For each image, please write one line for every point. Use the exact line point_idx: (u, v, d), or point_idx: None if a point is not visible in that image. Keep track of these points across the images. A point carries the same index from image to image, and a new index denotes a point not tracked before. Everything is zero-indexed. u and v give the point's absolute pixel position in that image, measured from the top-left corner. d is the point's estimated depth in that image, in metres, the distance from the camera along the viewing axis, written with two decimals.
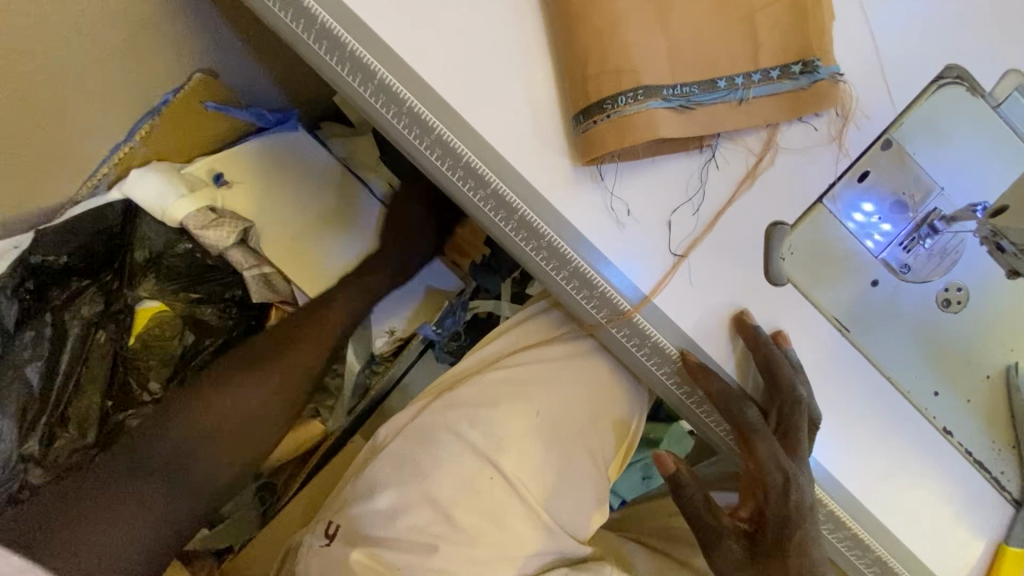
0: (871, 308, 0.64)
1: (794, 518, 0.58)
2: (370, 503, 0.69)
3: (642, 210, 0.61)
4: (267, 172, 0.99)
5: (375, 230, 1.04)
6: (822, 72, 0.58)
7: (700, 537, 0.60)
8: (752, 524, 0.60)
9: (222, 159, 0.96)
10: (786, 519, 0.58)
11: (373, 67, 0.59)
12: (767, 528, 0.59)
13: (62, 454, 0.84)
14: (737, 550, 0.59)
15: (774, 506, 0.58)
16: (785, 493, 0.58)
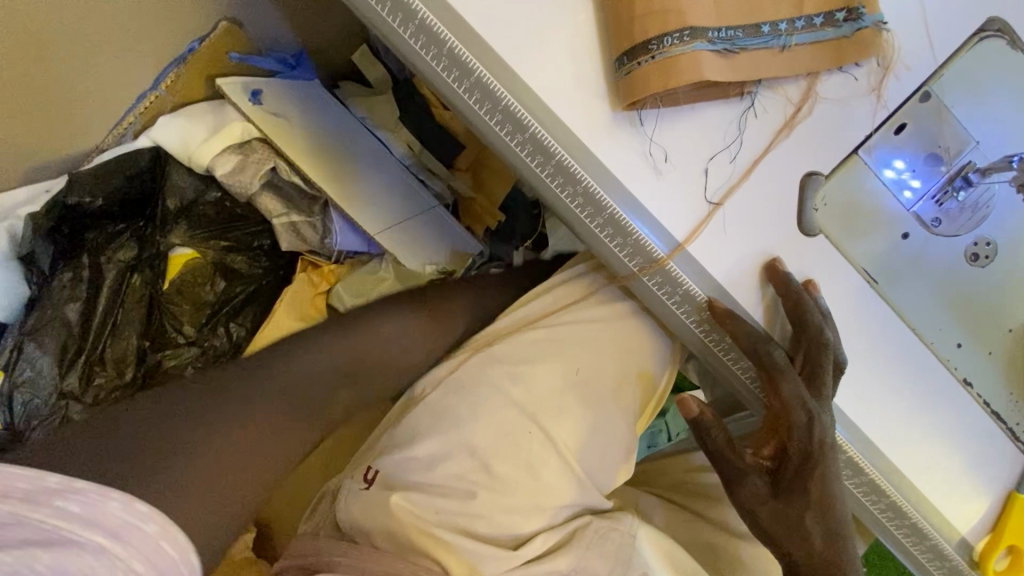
0: (900, 261, 0.65)
1: (816, 454, 0.59)
2: (408, 449, 0.70)
3: (679, 158, 0.62)
4: (300, 106, 1.02)
5: (396, 180, 1.07)
6: (867, 20, 0.58)
7: (724, 475, 0.62)
8: (775, 462, 0.62)
9: (257, 80, 1.00)
10: (810, 455, 0.59)
11: (415, 6, 0.59)
12: (789, 465, 0.60)
13: (102, 391, 0.86)
14: (760, 488, 0.61)
15: (797, 443, 0.60)
16: (809, 430, 0.59)
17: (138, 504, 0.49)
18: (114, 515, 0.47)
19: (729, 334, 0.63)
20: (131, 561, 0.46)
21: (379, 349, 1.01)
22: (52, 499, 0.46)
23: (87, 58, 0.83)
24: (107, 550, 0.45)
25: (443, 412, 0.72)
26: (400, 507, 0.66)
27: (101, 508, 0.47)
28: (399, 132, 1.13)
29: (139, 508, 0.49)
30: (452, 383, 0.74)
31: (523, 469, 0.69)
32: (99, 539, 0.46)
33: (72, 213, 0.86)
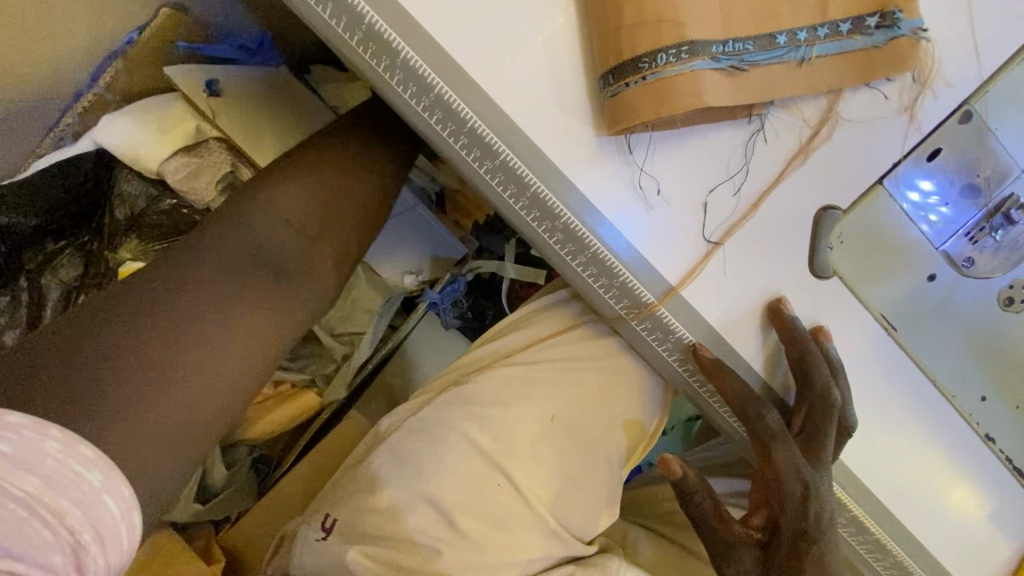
0: (924, 306, 0.57)
1: (813, 532, 0.54)
2: (370, 499, 0.65)
3: (675, 190, 0.53)
4: (257, 90, 0.90)
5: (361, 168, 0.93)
6: (903, 27, 0.49)
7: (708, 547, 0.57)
8: (765, 534, 0.57)
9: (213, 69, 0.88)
10: (804, 533, 0.54)
11: (360, 7, 0.49)
12: (782, 540, 0.55)
13: None
14: (748, 562, 0.56)
15: (790, 518, 0.54)
16: (804, 505, 0.54)
17: (81, 446, 0.37)
18: (50, 458, 0.35)
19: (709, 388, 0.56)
20: (69, 516, 0.35)
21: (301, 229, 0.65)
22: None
23: None
24: (39, 502, 0.34)
25: (408, 458, 0.66)
26: (356, 564, 0.62)
27: (37, 448, 0.35)
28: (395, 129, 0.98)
29: (82, 450, 0.36)
30: (418, 424, 0.68)
31: (494, 525, 0.64)
32: (29, 486, 0.34)
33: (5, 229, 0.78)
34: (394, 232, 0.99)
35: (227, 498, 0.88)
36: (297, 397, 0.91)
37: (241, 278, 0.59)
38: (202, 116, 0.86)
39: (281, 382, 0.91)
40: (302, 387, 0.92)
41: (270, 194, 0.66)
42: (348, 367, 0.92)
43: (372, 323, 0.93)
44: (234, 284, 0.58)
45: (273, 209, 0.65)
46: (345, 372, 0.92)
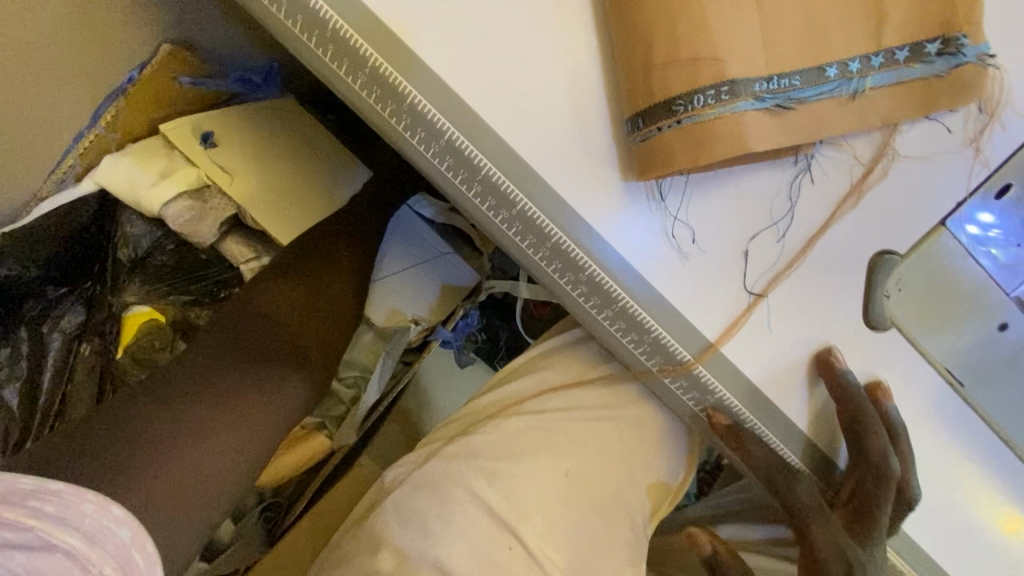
0: (994, 358, 0.50)
1: None
2: (369, 564, 0.60)
3: (712, 237, 0.48)
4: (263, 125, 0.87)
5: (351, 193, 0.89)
6: (967, 54, 0.43)
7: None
8: None
9: (211, 117, 0.85)
10: None
11: (364, 50, 0.45)
12: None
13: None
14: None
15: None
16: None
17: (112, 506, 0.43)
18: (88, 516, 0.42)
19: (738, 453, 0.51)
20: (103, 566, 0.41)
21: (310, 311, 0.72)
22: (26, 500, 0.40)
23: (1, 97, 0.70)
24: (81, 554, 0.40)
25: (411, 517, 0.61)
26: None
27: (76, 509, 0.41)
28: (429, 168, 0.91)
29: (114, 510, 0.43)
30: (423, 478, 0.64)
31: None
32: (72, 540, 0.40)
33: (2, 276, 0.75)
34: (397, 261, 0.90)
35: (235, 551, 0.84)
36: (304, 441, 0.86)
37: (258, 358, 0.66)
38: (206, 154, 0.82)
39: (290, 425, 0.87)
40: (313, 430, 0.87)
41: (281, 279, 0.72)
42: (358, 412, 0.88)
43: (378, 364, 0.88)
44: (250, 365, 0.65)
45: (286, 291, 0.71)
46: (355, 416, 0.87)
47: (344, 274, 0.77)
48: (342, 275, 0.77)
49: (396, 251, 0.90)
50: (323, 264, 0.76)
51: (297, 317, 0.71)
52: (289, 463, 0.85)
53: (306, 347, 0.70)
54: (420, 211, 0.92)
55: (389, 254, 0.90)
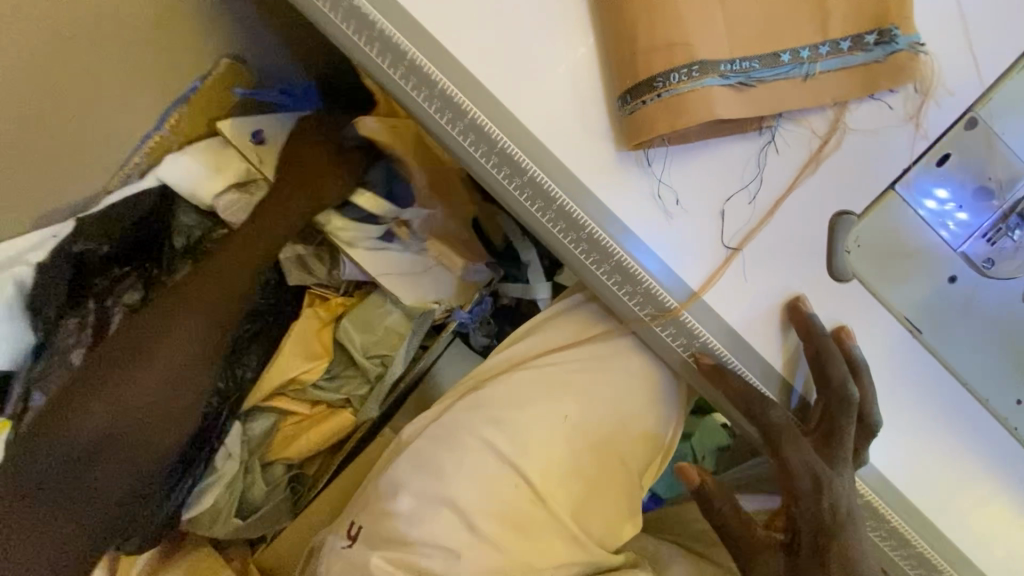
0: (947, 306, 0.58)
1: (831, 526, 0.52)
2: (393, 502, 0.71)
3: (693, 198, 0.57)
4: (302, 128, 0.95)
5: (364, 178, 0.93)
6: (901, 42, 0.52)
7: (733, 552, 0.55)
8: (788, 535, 0.54)
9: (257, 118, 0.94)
10: (825, 528, 0.52)
11: (404, 47, 0.56)
12: (805, 540, 0.53)
13: None
14: (775, 563, 0.54)
15: (808, 515, 0.53)
16: (818, 500, 0.52)
17: None
18: None
19: (723, 389, 0.58)
20: None
21: (201, 347, 0.82)
22: None
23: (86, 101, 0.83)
24: None
25: (426, 461, 0.72)
26: (381, 569, 0.68)
27: None
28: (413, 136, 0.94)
29: None
30: (437, 430, 0.74)
31: (512, 530, 0.69)
32: None
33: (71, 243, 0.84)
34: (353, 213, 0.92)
35: (265, 513, 0.91)
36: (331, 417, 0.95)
37: (161, 409, 0.80)
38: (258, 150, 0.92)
39: (318, 403, 0.95)
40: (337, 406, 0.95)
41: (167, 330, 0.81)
42: (383, 387, 0.95)
43: (404, 344, 0.95)
44: (162, 417, 0.80)
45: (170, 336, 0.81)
46: (379, 391, 0.95)
47: (227, 290, 0.85)
48: (221, 298, 0.84)
49: (347, 208, 0.92)
50: (213, 292, 0.84)
51: (192, 359, 0.82)
52: (318, 437, 0.94)
53: (198, 380, 0.82)
54: (390, 175, 0.95)
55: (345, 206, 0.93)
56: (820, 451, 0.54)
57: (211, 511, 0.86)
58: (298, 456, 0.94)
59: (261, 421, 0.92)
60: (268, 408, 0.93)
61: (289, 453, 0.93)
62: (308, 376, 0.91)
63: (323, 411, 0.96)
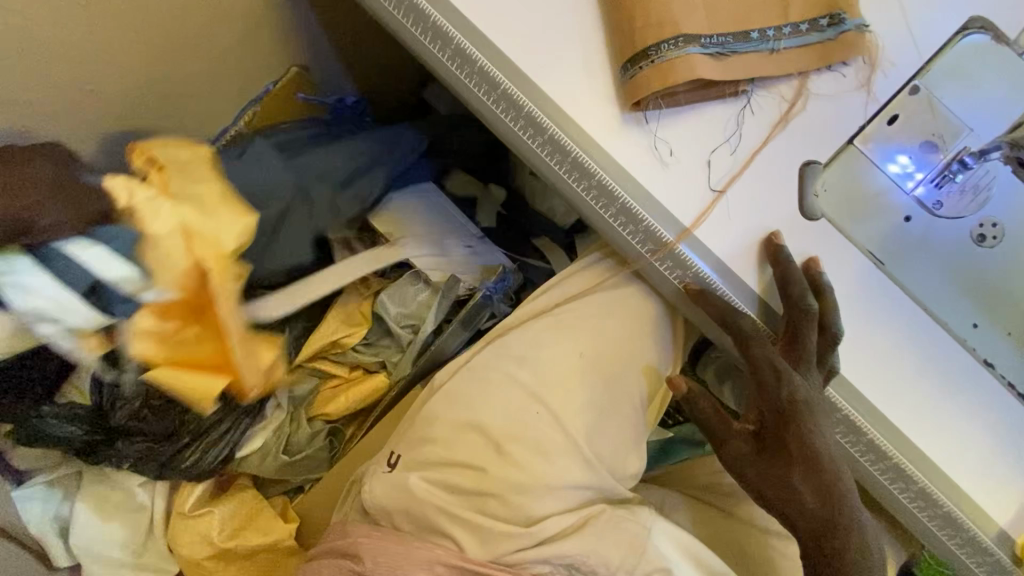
0: (904, 241, 0.68)
1: (791, 412, 0.63)
2: (427, 431, 0.80)
3: (683, 151, 0.69)
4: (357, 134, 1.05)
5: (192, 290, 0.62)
6: (849, 24, 0.65)
7: (708, 437, 0.67)
8: (757, 425, 0.65)
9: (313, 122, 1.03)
10: (786, 412, 0.63)
11: (451, 34, 0.70)
12: (770, 426, 0.64)
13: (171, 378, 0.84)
14: (742, 447, 0.65)
15: (771, 403, 0.64)
16: (778, 388, 0.64)
17: None
18: None
19: (707, 311, 0.68)
20: None
21: None
22: None
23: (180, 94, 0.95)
24: None
25: (456, 395, 0.81)
26: (419, 487, 0.76)
27: None
28: (208, 182, 0.67)
29: None
30: (467, 369, 0.82)
31: (535, 452, 0.76)
32: None
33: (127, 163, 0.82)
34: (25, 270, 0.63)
35: (305, 459, 0.98)
36: (367, 379, 1.01)
37: None
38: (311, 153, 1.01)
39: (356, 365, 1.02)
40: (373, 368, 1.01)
41: None
42: (412, 350, 1.00)
43: (431, 310, 0.99)
44: None
45: None
46: (409, 355, 1.00)
47: None
48: None
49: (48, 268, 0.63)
50: None
51: None
52: (353, 398, 1.00)
53: None
54: (122, 242, 0.64)
55: (36, 238, 0.65)
56: (788, 356, 0.65)
57: (259, 453, 0.94)
58: (335, 413, 1.00)
59: (304, 383, 0.99)
60: (308, 371, 1.00)
61: (326, 411, 1.00)
62: (348, 340, 0.98)
63: (360, 374, 1.02)
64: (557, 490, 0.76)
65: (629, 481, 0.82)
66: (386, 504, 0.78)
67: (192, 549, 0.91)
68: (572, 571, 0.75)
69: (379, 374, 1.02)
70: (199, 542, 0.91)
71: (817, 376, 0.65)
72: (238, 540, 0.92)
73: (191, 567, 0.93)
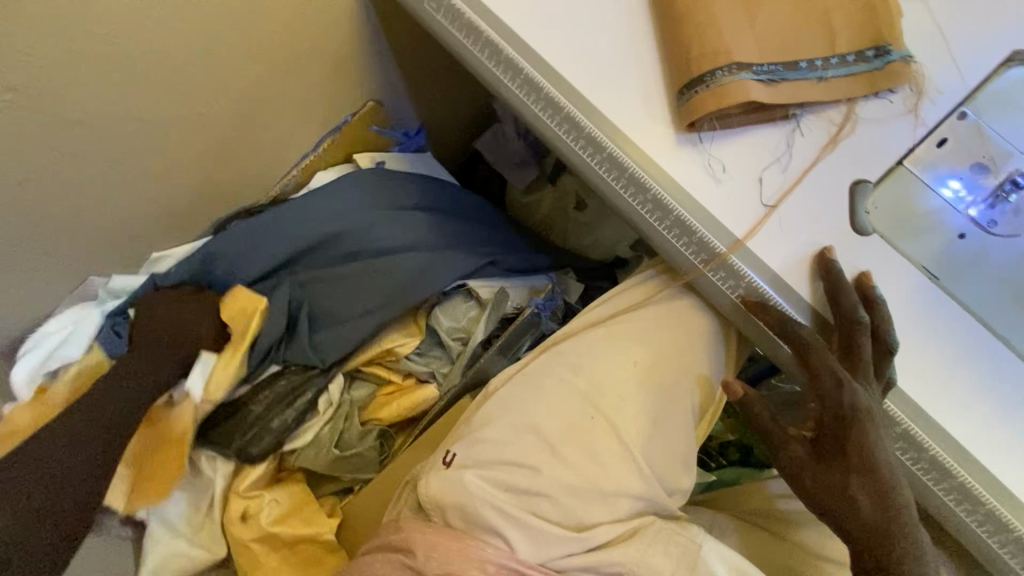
0: (958, 258, 0.69)
1: (849, 420, 0.64)
2: (482, 432, 0.79)
3: (735, 168, 0.73)
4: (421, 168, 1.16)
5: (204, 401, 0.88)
6: (894, 55, 0.70)
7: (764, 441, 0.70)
8: (816, 433, 0.68)
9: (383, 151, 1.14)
10: (844, 419, 0.64)
11: (521, 65, 0.78)
12: (830, 433, 0.66)
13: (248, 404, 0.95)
14: (800, 452, 0.68)
15: (830, 410, 0.66)
16: (839, 396, 0.65)
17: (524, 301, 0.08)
18: None
19: (765, 322, 0.71)
20: None
21: (142, 380, 0.86)
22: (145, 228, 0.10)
23: (273, 122, 1.03)
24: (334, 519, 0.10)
25: (510, 399, 0.81)
26: (475, 484, 0.74)
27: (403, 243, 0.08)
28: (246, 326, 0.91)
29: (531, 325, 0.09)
30: (523, 375, 0.83)
31: (586, 456, 0.76)
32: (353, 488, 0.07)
33: (224, 262, 0.95)
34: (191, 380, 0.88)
35: (355, 459, 1.01)
36: (418, 390, 1.04)
37: (95, 424, 0.82)
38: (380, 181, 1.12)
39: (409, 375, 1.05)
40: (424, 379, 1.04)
41: (139, 354, 0.87)
42: (461, 362, 1.05)
43: (480, 325, 1.04)
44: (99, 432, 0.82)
45: (148, 353, 0.87)
46: (459, 366, 1.05)
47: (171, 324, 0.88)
48: (170, 333, 0.88)
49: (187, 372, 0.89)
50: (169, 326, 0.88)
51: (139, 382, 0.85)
52: (402, 407, 1.03)
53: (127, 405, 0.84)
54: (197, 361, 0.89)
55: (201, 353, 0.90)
56: (844, 366, 0.67)
57: (312, 448, 0.98)
58: (387, 418, 1.04)
59: (362, 388, 1.04)
60: (366, 377, 1.05)
61: (378, 416, 1.04)
62: (401, 349, 1.02)
63: (411, 383, 1.06)
64: (611, 496, 0.75)
65: (679, 498, 0.82)
66: (439, 498, 0.76)
67: (242, 530, 0.95)
68: None
69: (429, 387, 1.05)
70: (249, 523, 0.95)
71: (876, 388, 0.66)
72: (282, 526, 0.96)
73: (240, 552, 0.96)
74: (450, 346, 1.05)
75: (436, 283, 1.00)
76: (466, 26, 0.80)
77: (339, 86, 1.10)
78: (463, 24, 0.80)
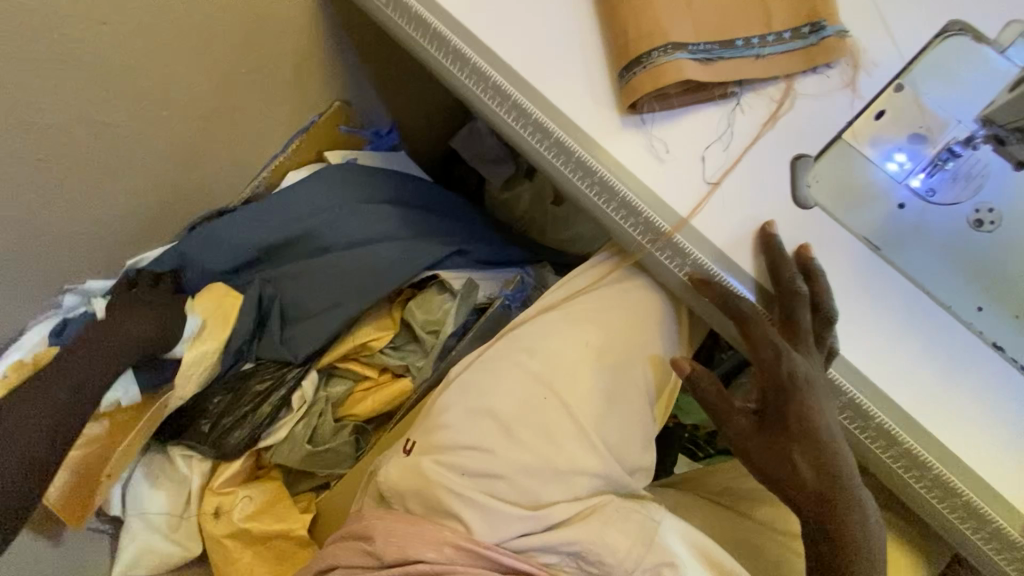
0: (899, 228, 0.70)
1: (789, 389, 0.65)
2: (439, 418, 0.80)
3: (679, 147, 0.74)
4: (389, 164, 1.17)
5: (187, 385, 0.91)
6: (829, 30, 0.71)
7: (710, 416, 0.71)
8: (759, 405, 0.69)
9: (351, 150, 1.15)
10: (784, 388, 0.65)
11: (469, 56, 0.79)
12: (771, 404, 0.67)
13: (218, 403, 0.96)
14: (745, 424, 0.68)
15: (770, 381, 0.66)
16: (777, 366, 0.66)
17: None
18: None
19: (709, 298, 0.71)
20: None
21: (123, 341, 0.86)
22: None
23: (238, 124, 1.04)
24: None
25: (468, 385, 0.82)
26: (432, 469, 0.75)
27: None
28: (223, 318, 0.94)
29: None
30: (480, 362, 0.84)
31: (541, 437, 0.77)
32: None
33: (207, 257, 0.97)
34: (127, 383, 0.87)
35: (330, 453, 1.02)
36: (394, 383, 1.05)
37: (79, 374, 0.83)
38: None
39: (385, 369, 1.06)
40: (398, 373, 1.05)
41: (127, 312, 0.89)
42: (433, 355, 1.03)
43: (451, 315, 1.04)
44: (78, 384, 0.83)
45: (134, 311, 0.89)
46: (432, 360, 1.04)
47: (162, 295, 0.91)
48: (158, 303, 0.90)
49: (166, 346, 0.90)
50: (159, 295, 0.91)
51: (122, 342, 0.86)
52: (379, 401, 1.04)
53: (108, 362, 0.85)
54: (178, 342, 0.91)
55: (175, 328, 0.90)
56: (785, 337, 0.68)
57: (287, 443, 1.00)
58: (362, 412, 1.05)
59: (339, 384, 1.05)
60: (343, 373, 1.05)
61: (354, 411, 1.05)
62: (376, 344, 1.03)
63: (388, 377, 1.06)
64: (568, 475, 0.76)
65: (641, 478, 0.83)
66: (399, 484, 0.77)
67: (217, 526, 0.97)
68: (580, 561, 0.74)
69: (404, 379, 1.05)
70: (222, 519, 0.97)
71: (818, 359, 0.67)
72: (254, 522, 0.98)
73: (215, 547, 0.98)
74: (422, 338, 1.05)
75: (400, 274, 1.01)
76: (415, 20, 0.82)
77: (304, 85, 1.11)
78: (412, 18, 0.82)
